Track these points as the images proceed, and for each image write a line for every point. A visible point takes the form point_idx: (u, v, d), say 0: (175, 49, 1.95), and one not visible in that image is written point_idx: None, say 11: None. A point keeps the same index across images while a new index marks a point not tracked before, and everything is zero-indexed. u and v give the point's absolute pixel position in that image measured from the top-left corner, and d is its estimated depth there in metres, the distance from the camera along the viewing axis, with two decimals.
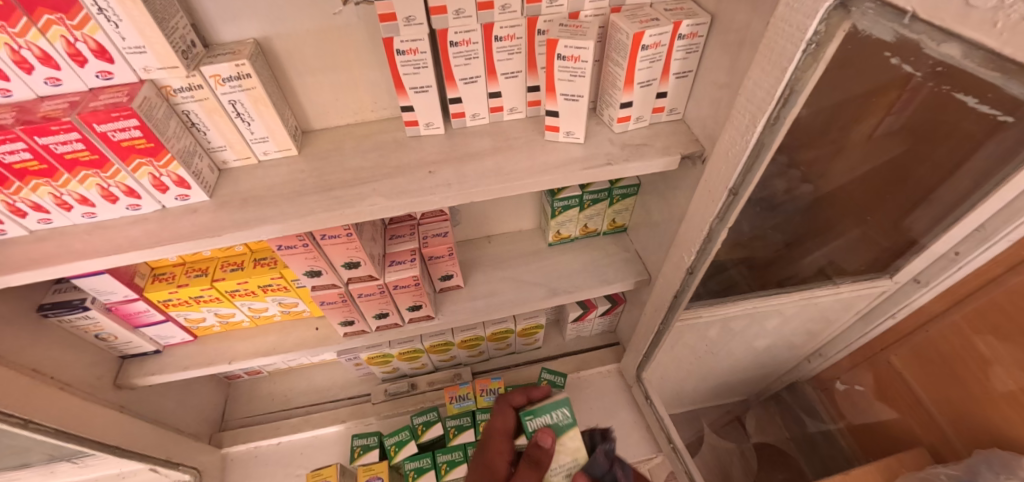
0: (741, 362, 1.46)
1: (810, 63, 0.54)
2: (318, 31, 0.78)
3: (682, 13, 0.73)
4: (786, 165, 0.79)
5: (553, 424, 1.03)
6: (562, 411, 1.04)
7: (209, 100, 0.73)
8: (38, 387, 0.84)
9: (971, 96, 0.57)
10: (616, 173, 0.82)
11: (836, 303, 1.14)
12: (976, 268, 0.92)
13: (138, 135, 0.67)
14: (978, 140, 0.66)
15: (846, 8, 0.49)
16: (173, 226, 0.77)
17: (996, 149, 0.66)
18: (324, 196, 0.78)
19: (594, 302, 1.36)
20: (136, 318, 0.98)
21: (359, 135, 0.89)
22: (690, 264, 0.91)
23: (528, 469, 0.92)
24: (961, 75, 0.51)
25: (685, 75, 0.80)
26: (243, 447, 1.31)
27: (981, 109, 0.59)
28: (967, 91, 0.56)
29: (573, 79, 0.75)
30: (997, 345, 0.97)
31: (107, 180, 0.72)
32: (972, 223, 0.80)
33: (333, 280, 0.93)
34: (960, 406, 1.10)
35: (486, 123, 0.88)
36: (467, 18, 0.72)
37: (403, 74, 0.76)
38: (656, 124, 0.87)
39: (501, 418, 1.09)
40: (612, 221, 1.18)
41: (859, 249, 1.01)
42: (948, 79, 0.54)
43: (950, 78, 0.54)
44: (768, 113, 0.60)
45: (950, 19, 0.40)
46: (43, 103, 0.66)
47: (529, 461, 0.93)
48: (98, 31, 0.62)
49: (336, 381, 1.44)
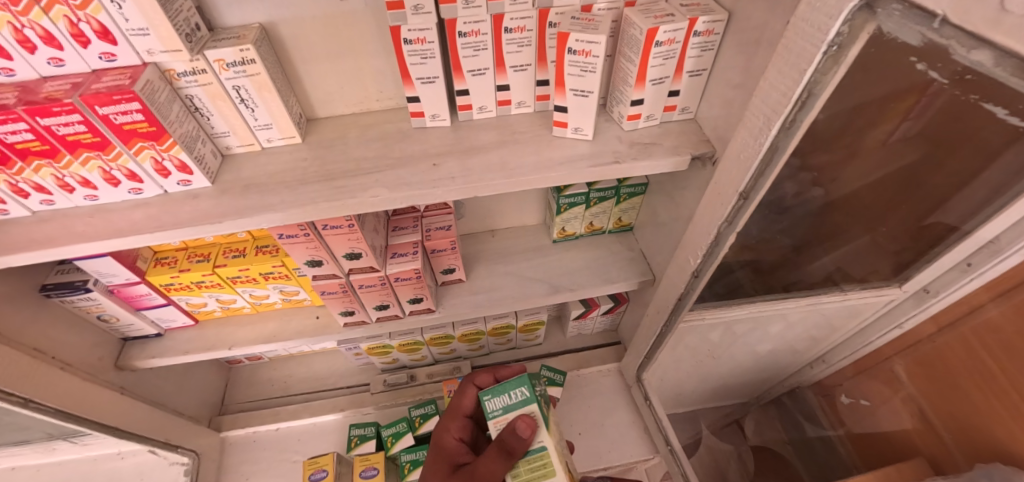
0: (743, 365, 1.44)
1: (830, 65, 0.53)
2: (324, 17, 0.76)
3: (698, 9, 0.71)
4: (801, 169, 0.77)
5: (509, 404, 0.87)
6: (520, 391, 0.88)
7: (213, 85, 0.72)
8: (38, 366, 0.84)
9: (999, 106, 0.52)
10: (624, 172, 0.80)
11: (840, 310, 1.12)
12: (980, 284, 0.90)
13: (140, 119, 0.66)
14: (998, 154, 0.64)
15: (871, 10, 0.47)
16: (176, 211, 0.77)
17: (1017, 164, 0.63)
18: (327, 186, 0.77)
19: (597, 300, 1.35)
20: (138, 301, 0.98)
21: (364, 125, 0.88)
22: (695, 267, 0.89)
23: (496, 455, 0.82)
24: (990, 84, 0.48)
25: (698, 74, 0.78)
26: (242, 431, 1.32)
27: (1008, 120, 0.55)
28: (997, 101, 0.51)
29: (583, 74, 0.73)
30: (1004, 358, 0.95)
31: (109, 163, 0.71)
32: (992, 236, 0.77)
33: (334, 271, 0.92)
34: (963, 419, 1.08)
35: (493, 116, 0.87)
36: (477, 8, 0.70)
37: (410, 64, 0.75)
38: (667, 123, 0.85)
39: (463, 397, 1.07)
40: (618, 220, 1.17)
41: (869, 257, 0.98)
42: (976, 87, 0.51)
43: (979, 86, 0.50)
44: (784, 116, 0.59)
45: (983, 24, 0.39)
46: (46, 84, 0.66)
47: (501, 448, 0.82)
48: (101, 12, 0.61)
49: (336, 370, 1.44)
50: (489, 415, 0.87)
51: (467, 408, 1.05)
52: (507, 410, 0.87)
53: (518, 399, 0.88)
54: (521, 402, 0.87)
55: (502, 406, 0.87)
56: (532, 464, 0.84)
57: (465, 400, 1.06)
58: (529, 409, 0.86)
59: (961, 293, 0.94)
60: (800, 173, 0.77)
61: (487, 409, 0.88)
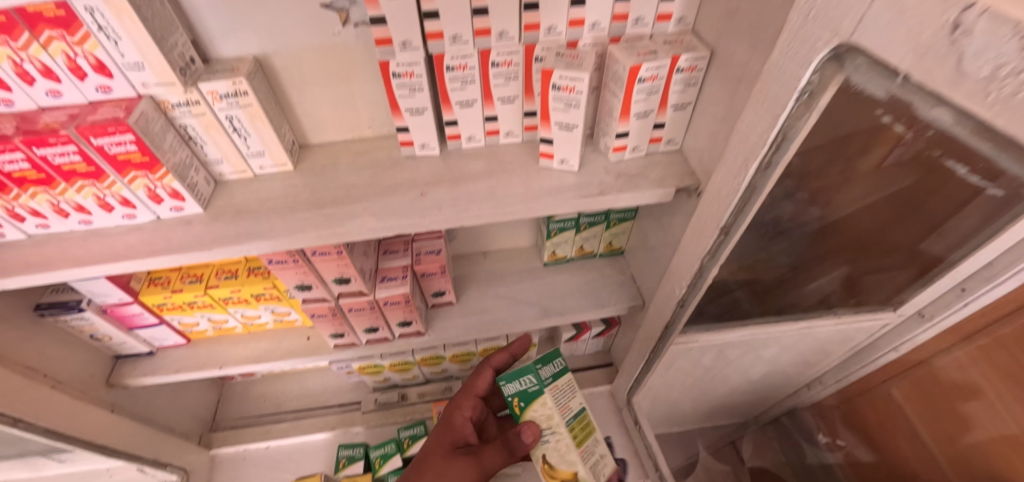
0: (736, 389, 1.44)
1: (803, 111, 0.54)
2: (318, 50, 0.78)
3: (681, 46, 0.73)
4: (786, 202, 0.77)
5: (558, 371, 1.01)
6: (561, 359, 1.04)
7: (207, 115, 0.74)
8: (28, 386, 0.85)
9: (961, 165, 0.53)
10: (609, 203, 0.82)
11: (834, 334, 1.12)
12: (972, 311, 0.92)
13: (133, 149, 0.68)
14: (970, 198, 0.65)
15: (839, 61, 0.48)
16: (168, 237, 0.78)
17: (991, 202, 0.63)
18: (316, 213, 0.79)
19: (589, 323, 1.36)
20: (131, 320, 0.99)
21: (355, 152, 0.90)
22: (681, 297, 0.90)
23: (500, 448, 0.95)
24: (952, 141, 0.47)
25: (683, 107, 0.79)
26: (232, 449, 1.33)
27: (971, 178, 0.57)
28: (957, 158, 0.52)
29: (567, 109, 0.75)
30: (1000, 384, 0.94)
31: (103, 190, 0.73)
32: (982, 258, 0.78)
33: (324, 294, 0.93)
34: (963, 449, 1.07)
35: (482, 145, 0.88)
36: (464, 43, 0.72)
37: (399, 96, 0.76)
38: (654, 154, 0.86)
39: (479, 377, 1.10)
40: (609, 244, 1.17)
41: (859, 285, 0.98)
42: (942, 144, 0.51)
43: (944, 143, 0.50)
44: (759, 158, 0.60)
45: (942, 84, 0.38)
46: (44, 114, 0.68)
47: (506, 446, 0.94)
48: (98, 48, 0.63)
49: (329, 387, 1.45)
50: (545, 382, 0.98)
51: (481, 390, 1.10)
52: (555, 377, 1.01)
53: (558, 368, 1.02)
54: (564, 370, 1.03)
55: (551, 373, 1.00)
56: (580, 423, 0.99)
57: (480, 381, 1.10)
58: (569, 378, 1.03)
59: (957, 316, 0.94)
60: (783, 206, 0.78)
61: (542, 376, 0.98)
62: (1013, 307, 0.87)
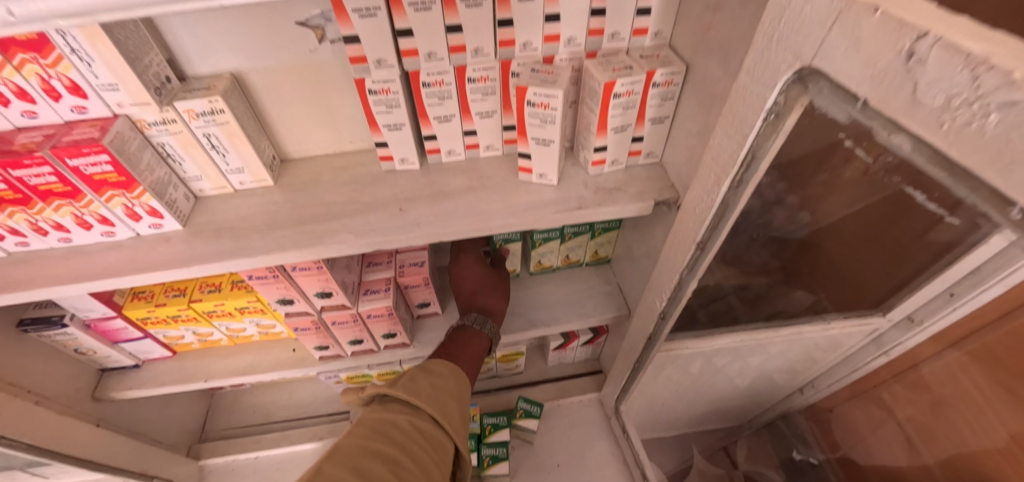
0: (725, 395, 1.44)
1: (770, 132, 0.54)
2: (296, 67, 0.79)
3: (657, 61, 0.73)
4: (762, 215, 0.77)
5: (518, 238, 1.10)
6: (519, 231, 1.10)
7: (184, 133, 0.74)
8: (12, 402, 0.85)
9: (920, 192, 0.53)
10: (589, 217, 0.81)
11: (821, 342, 1.11)
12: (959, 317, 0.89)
13: (110, 169, 0.68)
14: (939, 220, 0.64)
15: (803, 84, 0.47)
16: (147, 256, 0.78)
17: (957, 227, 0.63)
18: (295, 231, 0.79)
19: (576, 331, 1.36)
20: (115, 335, 1.00)
21: (337, 168, 0.90)
22: (662, 309, 0.91)
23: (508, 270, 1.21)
24: (911, 168, 0.47)
25: (661, 121, 0.79)
26: (221, 460, 1.33)
27: (929, 203, 0.56)
28: (917, 186, 0.52)
29: (543, 125, 0.75)
30: (990, 391, 0.92)
31: (81, 209, 0.73)
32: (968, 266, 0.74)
33: (306, 308, 0.94)
34: (957, 457, 1.04)
35: (462, 159, 0.88)
36: (439, 60, 0.72)
37: (376, 112, 0.76)
38: (633, 168, 0.87)
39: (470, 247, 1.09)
40: (594, 253, 1.17)
41: (841, 294, 0.98)
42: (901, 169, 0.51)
43: (903, 171, 0.51)
44: (731, 176, 0.60)
45: (899, 112, 0.38)
46: (20, 134, 0.68)
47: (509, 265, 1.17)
48: (72, 70, 0.63)
49: (319, 397, 1.45)
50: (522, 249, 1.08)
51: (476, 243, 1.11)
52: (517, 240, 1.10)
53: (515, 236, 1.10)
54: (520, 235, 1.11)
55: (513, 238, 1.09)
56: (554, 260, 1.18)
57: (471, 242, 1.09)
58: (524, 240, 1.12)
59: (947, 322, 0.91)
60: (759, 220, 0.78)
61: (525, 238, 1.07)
62: (1000, 313, 0.84)
